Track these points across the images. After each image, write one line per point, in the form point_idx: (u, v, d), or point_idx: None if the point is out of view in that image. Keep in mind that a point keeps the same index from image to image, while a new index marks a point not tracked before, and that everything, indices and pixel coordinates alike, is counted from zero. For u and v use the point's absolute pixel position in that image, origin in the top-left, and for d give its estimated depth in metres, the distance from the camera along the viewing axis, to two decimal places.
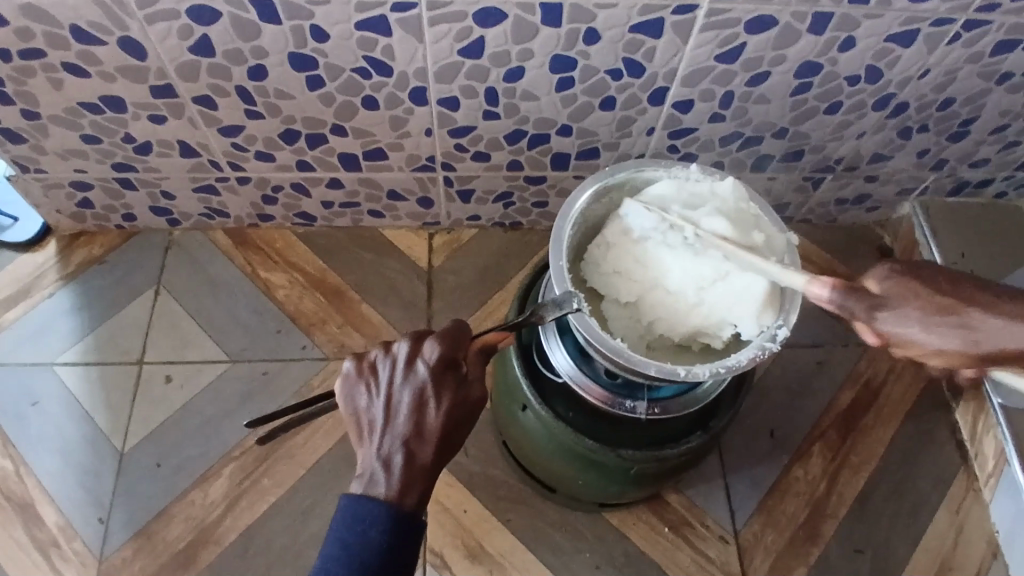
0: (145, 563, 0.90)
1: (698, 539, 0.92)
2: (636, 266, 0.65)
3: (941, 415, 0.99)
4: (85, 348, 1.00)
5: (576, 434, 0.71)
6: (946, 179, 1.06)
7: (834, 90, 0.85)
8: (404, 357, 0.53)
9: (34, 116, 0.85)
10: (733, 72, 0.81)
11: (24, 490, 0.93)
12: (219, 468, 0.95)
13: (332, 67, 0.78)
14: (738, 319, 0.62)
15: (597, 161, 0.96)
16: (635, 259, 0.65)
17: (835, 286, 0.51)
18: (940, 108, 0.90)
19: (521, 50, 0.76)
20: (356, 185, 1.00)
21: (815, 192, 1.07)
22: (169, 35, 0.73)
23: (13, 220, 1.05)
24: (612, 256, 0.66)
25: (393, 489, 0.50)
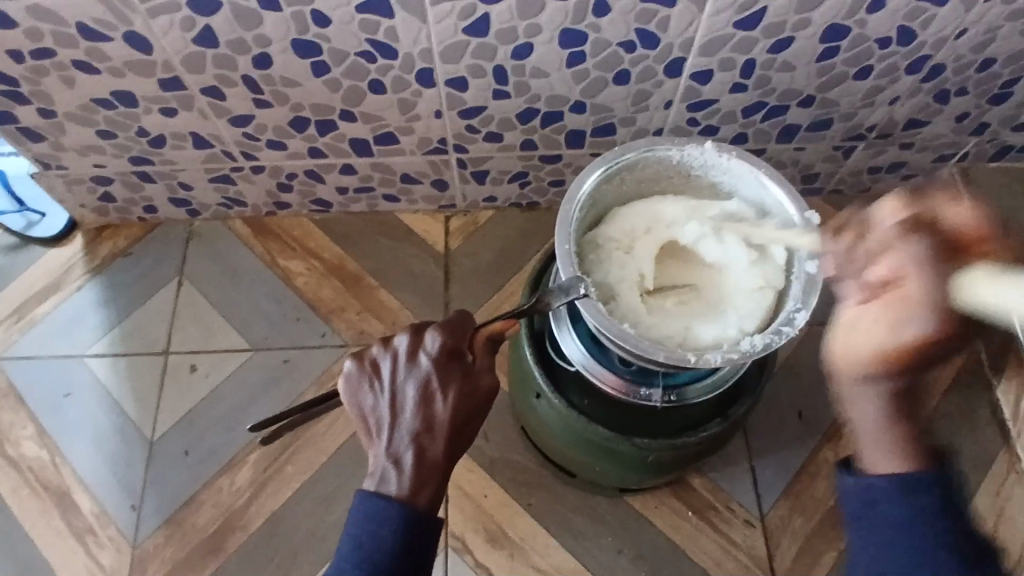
0: (176, 548, 0.92)
1: (723, 524, 0.90)
2: (635, 261, 0.68)
3: (982, 393, 1.00)
4: (113, 339, 1.02)
5: (590, 422, 0.70)
6: (987, 143, 1.00)
7: (864, 54, 0.80)
8: (406, 350, 0.54)
9: (50, 114, 0.86)
10: (753, 40, 0.77)
11: (60, 480, 0.96)
12: (245, 455, 0.96)
13: (336, 52, 0.77)
14: (724, 325, 0.65)
15: (614, 137, 0.93)
16: (634, 260, 0.68)
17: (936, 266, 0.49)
18: (979, 70, 0.85)
19: (528, 26, 0.73)
20: (369, 170, 0.99)
21: (846, 161, 1.01)
22: (172, 28, 0.73)
23: (41, 215, 1.07)
24: (610, 254, 0.69)
25: (406, 487, 0.51)
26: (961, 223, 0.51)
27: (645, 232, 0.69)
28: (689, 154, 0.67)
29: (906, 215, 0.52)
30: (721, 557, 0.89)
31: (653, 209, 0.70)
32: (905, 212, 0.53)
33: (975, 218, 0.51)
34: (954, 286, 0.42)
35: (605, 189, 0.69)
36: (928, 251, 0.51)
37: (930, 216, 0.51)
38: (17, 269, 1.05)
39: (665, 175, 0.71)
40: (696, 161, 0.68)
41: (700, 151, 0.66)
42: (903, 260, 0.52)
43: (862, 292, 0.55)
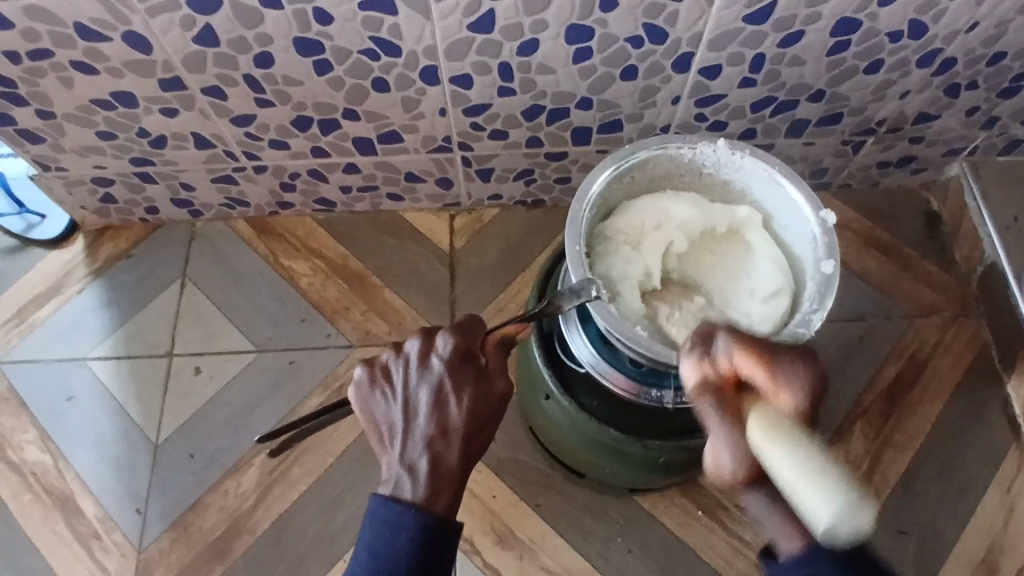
0: (183, 552, 0.92)
1: (733, 523, 0.90)
2: (646, 261, 0.67)
3: (993, 389, 0.99)
4: (116, 342, 1.01)
5: (601, 424, 0.69)
6: (998, 137, 0.98)
7: (875, 48, 0.79)
8: (417, 354, 0.54)
9: (49, 115, 0.84)
10: (763, 34, 0.75)
11: (65, 484, 0.95)
12: (250, 458, 0.96)
13: (338, 50, 0.75)
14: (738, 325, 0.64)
15: (620, 133, 0.92)
16: (645, 260, 0.67)
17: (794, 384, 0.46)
18: (990, 63, 0.84)
19: (534, 22, 0.72)
20: (373, 169, 0.98)
21: (855, 156, 1.00)
22: (172, 27, 0.71)
23: (41, 217, 1.06)
24: (621, 255, 0.68)
25: (422, 493, 0.50)
26: (740, 355, 0.48)
27: (657, 232, 0.68)
28: (701, 152, 0.66)
29: (709, 361, 0.49)
30: (731, 557, 0.88)
31: (665, 209, 0.69)
32: (705, 350, 0.49)
33: (753, 345, 0.48)
34: (719, 368, 0.49)
35: (615, 188, 0.68)
36: (756, 384, 0.47)
37: (739, 346, 0.48)
38: (19, 271, 1.05)
39: (676, 172, 0.70)
40: (708, 159, 0.67)
41: (711, 149, 0.65)
42: (696, 393, 0.49)
43: (682, 393, 0.52)
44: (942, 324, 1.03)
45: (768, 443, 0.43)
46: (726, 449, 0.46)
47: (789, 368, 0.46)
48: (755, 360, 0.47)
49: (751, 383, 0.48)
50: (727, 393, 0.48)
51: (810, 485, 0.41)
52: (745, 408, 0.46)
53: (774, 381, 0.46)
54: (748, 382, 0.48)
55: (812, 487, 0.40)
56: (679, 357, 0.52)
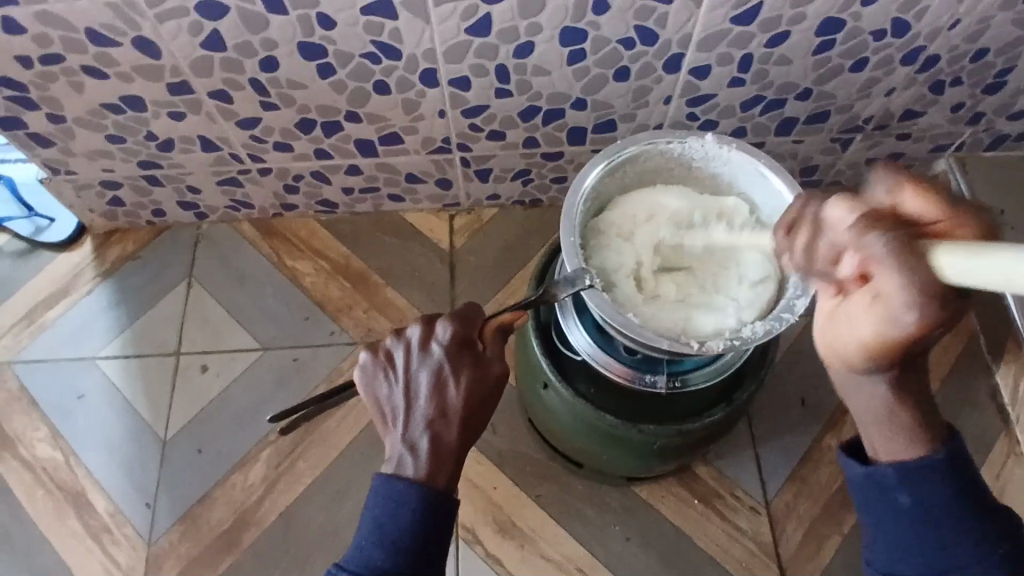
0: (191, 545, 0.94)
1: (729, 511, 0.92)
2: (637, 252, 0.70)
3: (982, 378, 1.01)
4: (124, 341, 1.04)
5: (598, 410, 0.71)
6: (983, 133, 1.01)
7: (859, 46, 0.82)
8: (419, 340, 0.56)
9: (60, 120, 0.87)
10: (750, 35, 0.78)
11: (75, 480, 0.97)
12: (256, 453, 0.98)
13: (341, 54, 0.78)
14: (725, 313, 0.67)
15: (614, 133, 0.94)
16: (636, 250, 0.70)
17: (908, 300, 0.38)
18: (972, 60, 0.86)
19: (529, 25, 0.75)
20: (374, 170, 1.00)
21: (844, 153, 1.03)
22: (180, 33, 0.74)
23: (50, 221, 1.09)
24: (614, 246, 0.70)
25: (423, 471, 0.52)
26: (904, 189, 0.40)
27: (648, 223, 0.71)
28: (689, 146, 0.69)
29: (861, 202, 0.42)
30: (728, 544, 0.90)
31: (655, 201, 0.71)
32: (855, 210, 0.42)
33: (914, 175, 0.40)
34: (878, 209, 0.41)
35: (607, 182, 0.70)
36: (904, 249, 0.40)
37: (903, 178, 0.40)
38: (29, 273, 1.07)
39: (666, 166, 0.72)
40: (696, 153, 0.70)
41: (700, 143, 0.68)
42: (856, 245, 0.39)
43: (805, 261, 0.46)
44: None
45: (953, 265, 0.34)
46: (902, 288, 0.37)
47: (963, 208, 0.39)
48: (928, 200, 0.39)
49: (914, 220, 0.40)
50: (891, 224, 0.39)
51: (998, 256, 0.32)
52: (920, 243, 0.37)
53: (948, 221, 0.39)
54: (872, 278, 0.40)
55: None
56: (816, 212, 0.46)
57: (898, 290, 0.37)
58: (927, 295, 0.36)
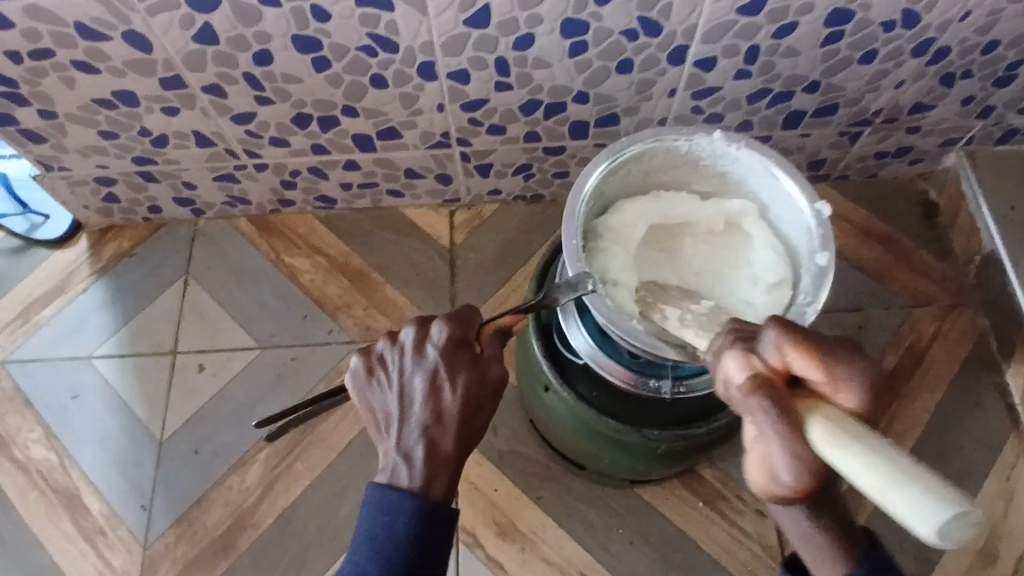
0: (188, 547, 0.93)
1: (733, 513, 0.90)
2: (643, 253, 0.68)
3: (992, 377, 0.99)
4: (120, 340, 1.02)
5: (600, 414, 0.70)
6: (994, 126, 0.99)
7: (869, 38, 0.79)
8: (413, 343, 0.54)
9: (51, 115, 0.85)
10: (757, 26, 0.76)
11: (70, 482, 0.96)
12: (254, 454, 0.97)
13: (337, 48, 0.76)
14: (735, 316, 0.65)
15: (617, 127, 0.92)
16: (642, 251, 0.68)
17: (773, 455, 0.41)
18: (984, 52, 0.84)
19: (529, 16, 0.73)
20: (372, 166, 0.98)
21: (852, 147, 1.01)
22: (171, 26, 0.72)
23: (44, 218, 1.08)
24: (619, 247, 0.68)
25: (418, 480, 0.51)
26: (790, 349, 0.42)
27: None
28: (696, 144, 0.66)
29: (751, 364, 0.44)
30: (732, 546, 0.89)
31: None
32: (751, 365, 0.44)
33: (803, 337, 0.42)
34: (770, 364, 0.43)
35: (609, 181, 0.68)
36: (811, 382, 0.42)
37: (788, 340, 0.42)
38: (23, 272, 1.06)
39: (672, 164, 0.70)
40: (703, 150, 0.67)
41: (706, 141, 0.66)
42: (743, 399, 0.42)
43: (727, 397, 0.46)
44: (941, 314, 1.03)
45: (833, 447, 0.37)
46: (782, 447, 0.40)
47: (844, 359, 0.41)
48: (812, 358, 0.41)
49: (799, 380, 0.42)
50: (774, 382, 0.42)
51: (898, 488, 0.34)
52: (800, 404, 0.41)
53: (829, 377, 0.41)
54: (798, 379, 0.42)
55: (905, 493, 0.33)
56: (717, 358, 0.48)
57: (781, 454, 0.40)
58: (796, 453, 0.40)
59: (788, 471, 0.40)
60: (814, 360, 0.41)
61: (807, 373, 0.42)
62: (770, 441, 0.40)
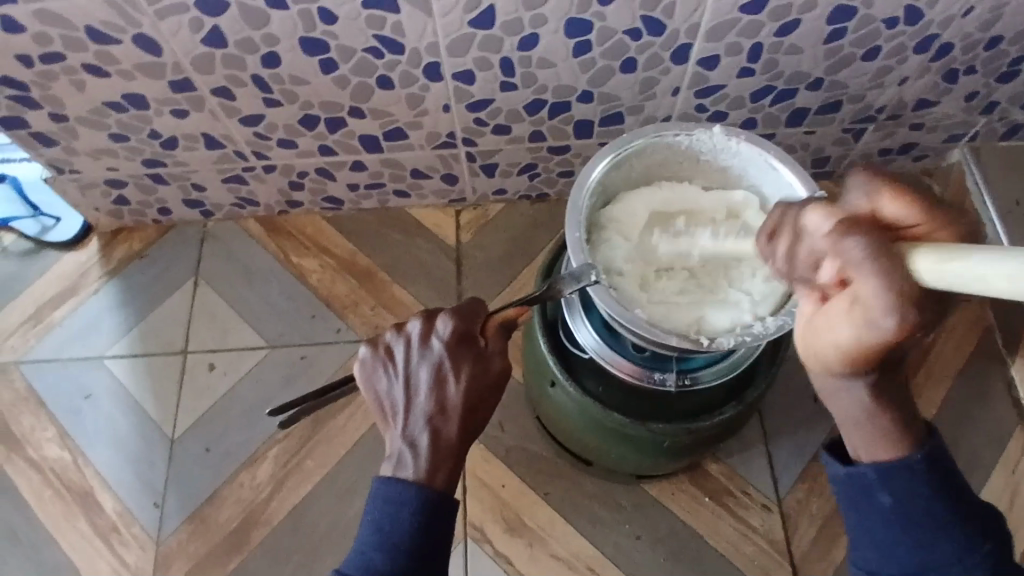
0: (200, 544, 0.94)
1: (740, 509, 0.91)
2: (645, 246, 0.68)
3: (998, 372, 0.99)
4: (132, 340, 1.04)
5: (605, 408, 0.70)
6: (997, 122, 0.99)
7: (871, 35, 0.80)
8: (419, 335, 0.55)
9: (62, 119, 0.87)
10: (760, 23, 0.76)
11: (84, 480, 0.97)
12: (264, 451, 0.98)
13: (344, 49, 0.77)
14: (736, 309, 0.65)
15: (621, 126, 0.93)
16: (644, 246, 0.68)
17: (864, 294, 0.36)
18: (986, 48, 0.84)
19: (534, 16, 0.73)
20: (379, 166, 0.99)
21: (856, 144, 1.01)
22: (181, 29, 0.73)
23: (56, 220, 1.09)
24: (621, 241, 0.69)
25: (422, 469, 0.52)
26: (884, 190, 0.38)
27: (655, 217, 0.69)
28: (697, 138, 0.67)
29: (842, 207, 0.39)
30: (740, 542, 0.89)
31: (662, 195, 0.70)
32: (836, 217, 0.39)
33: (896, 182, 0.38)
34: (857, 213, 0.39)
35: (612, 176, 0.69)
36: (899, 228, 0.38)
37: (880, 181, 0.38)
38: (35, 274, 1.07)
39: (673, 159, 0.71)
40: (704, 145, 0.68)
41: (708, 135, 0.67)
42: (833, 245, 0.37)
43: (788, 265, 0.43)
44: (945, 308, 1.03)
45: (942, 260, 0.33)
46: (882, 285, 0.35)
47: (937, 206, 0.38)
48: (908, 202, 0.38)
49: (892, 225, 0.38)
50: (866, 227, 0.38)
51: (1009, 264, 0.31)
52: (896, 245, 0.36)
53: (924, 222, 0.38)
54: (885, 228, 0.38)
55: (1016, 260, 0.31)
56: (792, 229, 0.42)
57: (880, 295, 0.35)
58: (900, 296, 0.35)
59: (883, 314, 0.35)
60: (908, 203, 0.38)
61: (900, 217, 0.38)
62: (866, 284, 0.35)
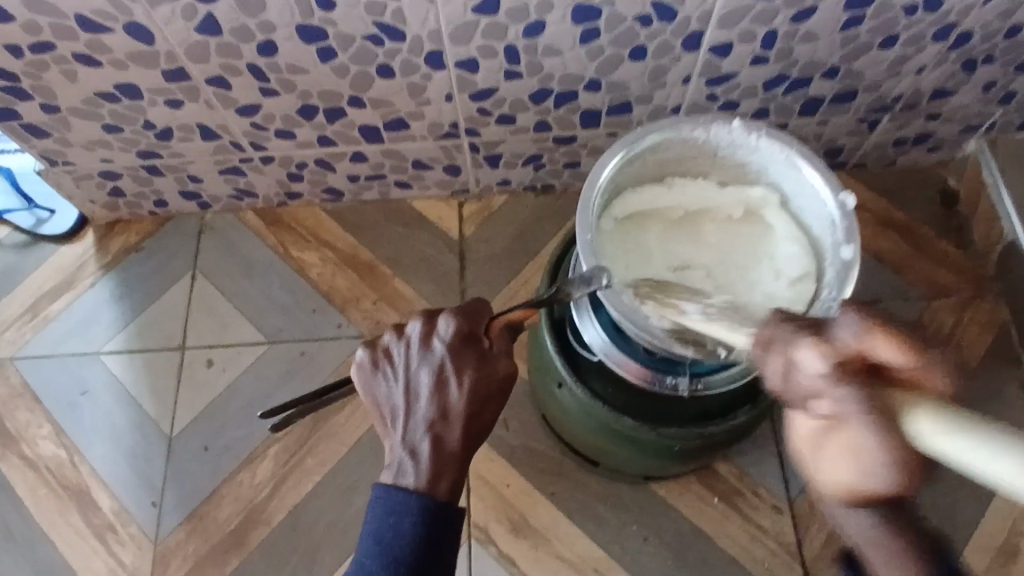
0: (199, 543, 0.93)
1: (748, 509, 0.89)
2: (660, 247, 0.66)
3: (1013, 369, 0.97)
4: (129, 335, 1.02)
5: (614, 412, 0.68)
6: (1017, 112, 0.96)
7: (890, 22, 0.77)
8: (419, 336, 0.53)
9: (53, 109, 0.84)
10: (775, 10, 0.73)
11: (81, 478, 0.96)
12: (264, 449, 0.96)
13: (342, 37, 0.74)
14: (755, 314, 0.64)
15: (629, 116, 0.90)
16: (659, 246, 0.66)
17: (868, 445, 0.35)
18: (1010, 35, 0.81)
19: (540, 3, 0.70)
20: (380, 157, 0.97)
21: (871, 134, 0.98)
22: (173, 17, 0.71)
23: (50, 212, 1.07)
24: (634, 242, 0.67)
25: (424, 477, 0.50)
26: (885, 332, 0.35)
27: None
28: (715, 134, 0.64)
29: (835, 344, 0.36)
30: (748, 543, 0.88)
31: None
32: (828, 350, 0.36)
33: (881, 320, 0.36)
34: (845, 353, 0.36)
35: (625, 173, 0.66)
36: (893, 366, 0.36)
37: (872, 323, 0.36)
38: (30, 267, 1.05)
39: (688, 154, 0.68)
40: (722, 141, 0.65)
41: (726, 131, 0.64)
42: (826, 392, 0.36)
43: (780, 384, 0.39)
44: (961, 304, 1.01)
45: (930, 428, 0.33)
46: (874, 448, 0.35)
47: (927, 343, 0.36)
48: (898, 342, 0.35)
49: (883, 367, 0.36)
50: (858, 371, 0.36)
51: (1000, 455, 0.31)
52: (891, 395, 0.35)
53: (919, 365, 0.35)
54: (877, 366, 0.36)
55: (1008, 461, 0.30)
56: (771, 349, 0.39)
57: (879, 448, 0.34)
58: (889, 454, 0.35)
59: (877, 464, 0.35)
60: (901, 346, 0.35)
61: (892, 360, 0.35)
62: (864, 438, 0.35)
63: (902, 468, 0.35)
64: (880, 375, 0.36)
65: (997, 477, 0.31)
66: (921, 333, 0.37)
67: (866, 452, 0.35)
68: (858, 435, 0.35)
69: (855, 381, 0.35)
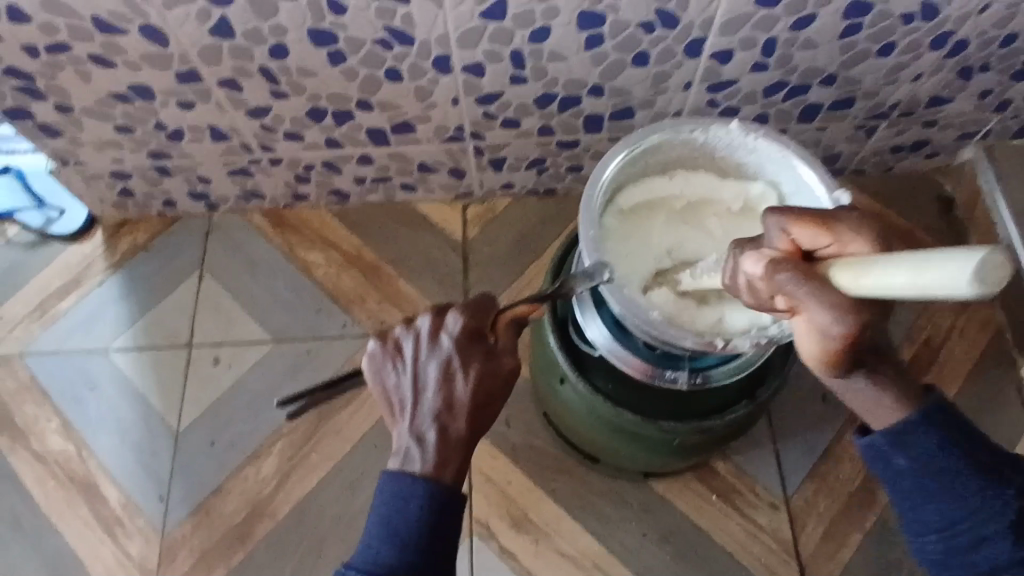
0: (204, 537, 0.94)
1: (747, 507, 0.90)
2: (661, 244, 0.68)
3: (1009, 372, 0.99)
4: (137, 332, 1.03)
5: (616, 406, 0.70)
6: (1012, 120, 0.98)
7: (887, 30, 0.79)
8: (428, 331, 0.55)
9: (68, 109, 0.86)
10: (775, 18, 0.75)
11: (88, 472, 0.97)
12: (270, 445, 0.97)
13: (352, 41, 0.76)
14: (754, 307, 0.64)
15: (632, 121, 0.92)
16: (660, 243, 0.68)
17: (818, 315, 0.40)
18: (1004, 44, 0.83)
19: (546, 8, 0.72)
20: (386, 159, 0.98)
21: (868, 140, 1.00)
22: (187, 19, 0.72)
23: (60, 212, 1.08)
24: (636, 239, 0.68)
25: (430, 465, 0.51)
26: (793, 227, 0.45)
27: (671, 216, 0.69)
28: (714, 134, 0.66)
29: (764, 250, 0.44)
30: (747, 540, 0.89)
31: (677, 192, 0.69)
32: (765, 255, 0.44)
33: (802, 215, 0.45)
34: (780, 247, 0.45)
35: (626, 171, 0.68)
36: (820, 248, 0.44)
37: (789, 216, 0.45)
38: (40, 265, 1.06)
39: (688, 156, 0.70)
40: (721, 141, 0.67)
41: (725, 131, 0.66)
42: (772, 283, 0.42)
43: (750, 298, 0.46)
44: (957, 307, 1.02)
45: (862, 276, 0.39)
46: (826, 310, 0.40)
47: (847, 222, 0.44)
48: (816, 226, 0.44)
49: (810, 252, 0.45)
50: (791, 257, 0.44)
51: (929, 270, 0.35)
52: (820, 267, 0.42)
53: (835, 239, 0.44)
54: (806, 250, 0.45)
55: (935, 262, 0.35)
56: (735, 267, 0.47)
57: (824, 314, 0.40)
58: (840, 312, 0.40)
59: (832, 328, 0.41)
60: (815, 227, 0.44)
61: (814, 241, 0.44)
62: (812, 310, 0.40)
63: (851, 329, 0.40)
64: (811, 256, 0.44)
65: (930, 273, 0.35)
66: (840, 214, 0.45)
67: (817, 322, 0.41)
68: (809, 309, 0.40)
69: (795, 265, 0.42)
